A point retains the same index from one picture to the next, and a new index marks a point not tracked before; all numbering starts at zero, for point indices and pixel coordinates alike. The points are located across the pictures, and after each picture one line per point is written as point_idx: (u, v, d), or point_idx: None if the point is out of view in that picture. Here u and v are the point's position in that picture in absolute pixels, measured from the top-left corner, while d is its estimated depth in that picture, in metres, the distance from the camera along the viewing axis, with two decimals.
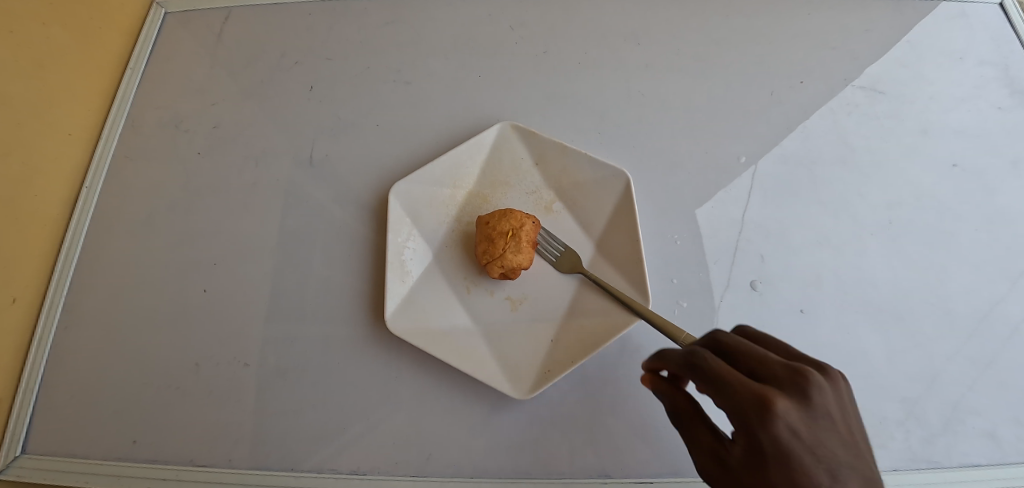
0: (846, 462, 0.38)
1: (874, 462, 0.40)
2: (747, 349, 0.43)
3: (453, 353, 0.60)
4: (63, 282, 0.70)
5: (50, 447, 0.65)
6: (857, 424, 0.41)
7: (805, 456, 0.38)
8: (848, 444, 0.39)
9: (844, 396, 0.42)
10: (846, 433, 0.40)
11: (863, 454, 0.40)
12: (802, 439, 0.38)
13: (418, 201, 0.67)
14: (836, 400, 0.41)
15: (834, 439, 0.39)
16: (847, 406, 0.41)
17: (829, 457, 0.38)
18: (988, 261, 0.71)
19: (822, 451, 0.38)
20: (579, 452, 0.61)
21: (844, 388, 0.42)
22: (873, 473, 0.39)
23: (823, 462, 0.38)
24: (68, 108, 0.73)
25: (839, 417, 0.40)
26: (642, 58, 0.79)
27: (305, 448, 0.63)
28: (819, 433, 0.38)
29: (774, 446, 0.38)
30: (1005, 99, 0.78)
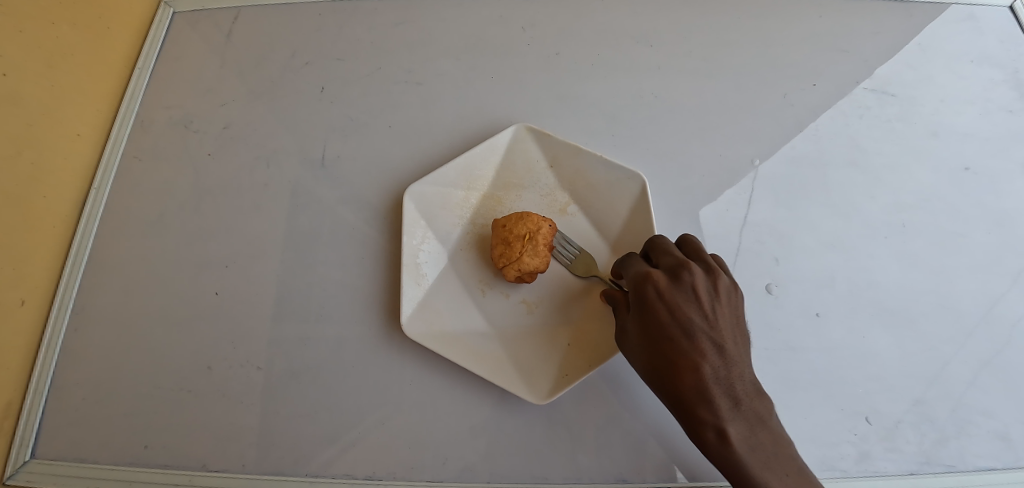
0: (696, 322, 0.53)
1: (725, 332, 0.54)
2: (659, 245, 0.60)
3: (470, 357, 0.60)
4: (72, 283, 0.70)
5: (60, 452, 0.64)
6: (723, 307, 0.55)
7: (660, 311, 0.53)
8: (706, 312, 0.54)
9: (719, 285, 0.56)
10: (705, 307, 0.54)
11: (718, 324, 0.54)
12: (663, 299, 0.54)
13: (432, 203, 0.67)
14: (707, 284, 0.55)
15: (692, 306, 0.54)
16: (719, 292, 0.55)
17: (682, 316, 0.53)
18: (1000, 263, 0.71)
19: (677, 310, 0.53)
20: (595, 457, 0.61)
21: (722, 281, 0.56)
22: (715, 336, 0.53)
23: (676, 318, 0.53)
24: (76, 106, 0.72)
25: (703, 294, 0.54)
26: (653, 59, 0.79)
27: (319, 453, 0.63)
28: (680, 301, 0.54)
29: (640, 302, 0.54)
30: (1014, 102, 0.78)
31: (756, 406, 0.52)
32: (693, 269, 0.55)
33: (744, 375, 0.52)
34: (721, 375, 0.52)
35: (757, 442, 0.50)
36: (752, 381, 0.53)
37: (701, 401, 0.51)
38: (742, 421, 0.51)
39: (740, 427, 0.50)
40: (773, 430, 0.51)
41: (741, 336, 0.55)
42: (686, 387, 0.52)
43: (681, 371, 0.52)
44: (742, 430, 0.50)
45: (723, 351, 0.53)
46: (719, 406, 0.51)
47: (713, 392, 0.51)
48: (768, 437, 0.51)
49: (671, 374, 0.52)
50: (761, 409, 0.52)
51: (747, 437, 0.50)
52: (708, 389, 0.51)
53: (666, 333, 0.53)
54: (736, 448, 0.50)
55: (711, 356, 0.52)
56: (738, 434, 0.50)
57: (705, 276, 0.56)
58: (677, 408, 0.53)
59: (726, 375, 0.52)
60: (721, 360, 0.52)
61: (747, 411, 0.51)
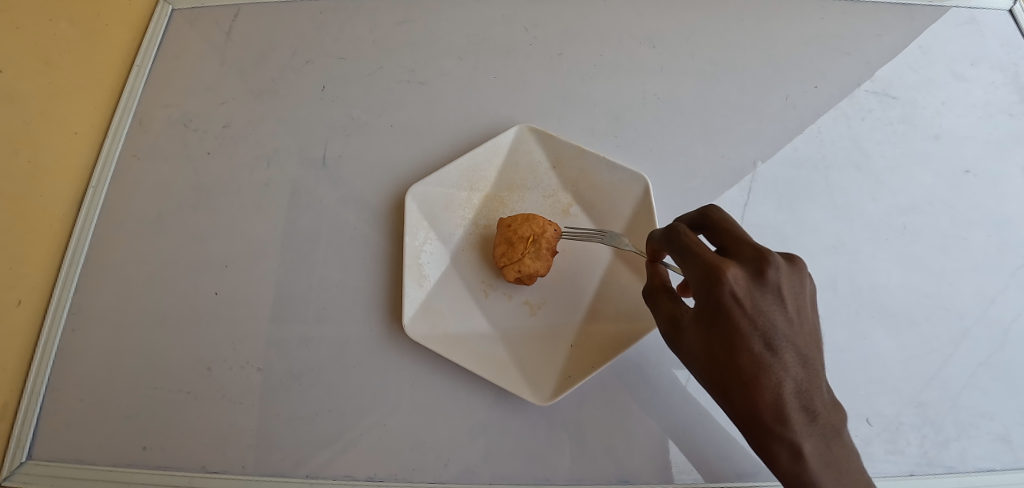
0: (776, 327, 0.48)
1: (803, 338, 0.49)
2: (728, 228, 0.51)
3: (473, 358, 0.60)
4: (69, 283, 0.69)
5: (57, 453, 0.63)
6: (802, 307, 0.49)
7: (739, 317, 0.47)
8: (787, 315, 0.48)
9: (797, 283, 0.49)
10: (785, 311, 0.48)
11: (797, 328, 0.48)
12: (743, 301, 0.47)
13: (435, 204, 0.67)
14: (786, 281, 0.49)
15: (774, 309, 0.48)
16: (797, 290, 0.49)
17: (762, 320, 0.47)
18: (1001, 266, 0.71)
19: (757, 314, 0.47)
20: (598, 458, 0.61)
21: (800, 278, 0.50)
22: (796, 343, 0.48)
23: (757, 323, 0.47)
24: (73, 104, 0.71)
25: (784, 294, 0.48)
26: (657, 60, 0.78)
27: (320, 454, 0.62)
28: (761, 302, 0.47)
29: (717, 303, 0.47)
30: (1015, 105, 0.79)
31: (834, 419, 0.48)
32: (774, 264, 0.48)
33: (821, 383, 0.48)
34: (800, 385, 0.47)
35: (831, 453, 0.47)
36: (826, 388, 0.49)
37: (778, 414, 0.47)
38: (818, 434, 0.47)
39: (816, 442, 0.47)
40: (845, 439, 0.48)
41: (819, 338, 0.50)
42: (761, 398, 0.47)
43: (758, 381, 0.47)
44: (818, 446, 0.47)
45: (802, 357, 0.48)
46: (795, 422, 0.47)
47: (791, 403, 0.47)
48: (841, 447, 0.48)
49: (745, 383, 0.48)
50: (837, 421, 0.48)
51: (822, 450, 0.47)
52: (784, 403, 0.47)
53: (744, 341, 0.47)
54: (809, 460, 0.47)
55: (791, 363, 0.47)
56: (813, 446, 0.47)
57: (785, 271, 0.49)
58: (746, 417, 0.49)
59: (804, 384, 0.47)
60: (800, 368, 0.48)
61: (823, 421, 0.47)
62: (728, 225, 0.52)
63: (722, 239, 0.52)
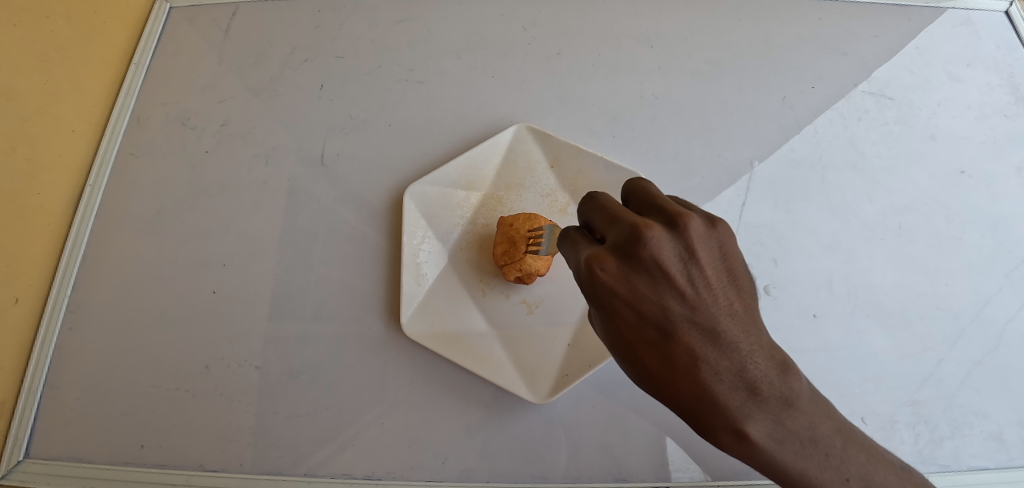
0: (671, 309, 0.34)
1: (720, 306, 0.34)
2: (602, 207, 0.40)
3: (470, 357, 0.60)
4: (66, 280, 0.69)
5: (55, 451, 0.64)
6: (707, 267, 0.35)
7: (624, 311, 0.35)
8: (684, 287, 0.34)
9: (690, 239, 0.35)
10: (681, 286, 0.34)
11: (706, 298, 0.34)
12: (620, 292, 0.35)
13: (432, 203, 0.67)
14: (672, 241, 0.35)
15: (661, 286, 0.34)
16: (692, 247, 0.35)
17: (650, 307, 0.35)
18: (996, 265, 0.72)
19: (641, 303, 0.35)
20: (595, 456, 0.62)
21: (694, 228, 0.35)
22: (708, 316, 0.34)
23: (642, 312, 0.35)
24: (72, 102, 0.71)
25: (672, 264, 0.35)
26: (655, 60, 0.79)
27: (317, 452, 0.62)
28: (642, 284, 0.35)
29: (598, 304, 0.37)
30: (1010, 106, 0.79)
31: (791, 391, 0.33)
32: (649, 230, 0.35)
33: (759, 352, 0.33)
34: (735, 371, 0.33)
35: (801, 440, 0.34)
36: (774, 357, 0.34)
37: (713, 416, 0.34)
38: (778, 426, 0.33)
39: (776, 428, 0.33)
40: (813, 405, 0.34)
41: (741, 294, 0.35)
42: (686, 405, 0.34)
43: (674, 384, 0.34)
44: (779, 432, 0.33)
45: (723, 337, 0.33)
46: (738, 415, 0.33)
47: (722, 403, 0.33)
48: (818, 424, 0.34)
49: (662, 390, 0.35)
50: (798, 395, 0.34)
51: (790, 443, 0.33)
52: (718, 402, 0.33)
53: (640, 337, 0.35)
54: (771, 455, 0.34)
55: (707, 350, 0.33)
56: (776, 443, 0.33)
57: (666, 231, 0.35)
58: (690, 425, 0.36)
59: (740, 372, 0.33)
60: (725, 352, 0.33)
61: (777, 404, 0.33)
62: (602, 204, 0.41)
63: (598, 218, 0.40)
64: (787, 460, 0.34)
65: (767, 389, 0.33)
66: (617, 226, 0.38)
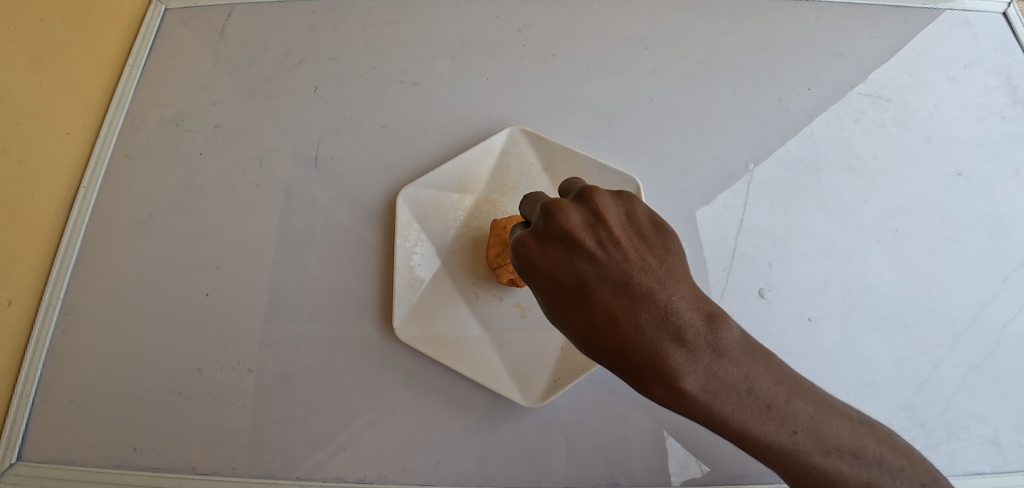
0: (585, 271, 0.30)
1: (636, 258, 0.29)
2: None
3: (463, 361, 0.60)
4: (60, 283, 0.69)
5: (47, 454, 0.63)
6: (618, 226, 0.31)
7: (545, 284, 0.32)
8: (595, 248, 0.30)
9: (599, 205, 0.32)
10: (591, 244, 0.30)
11: (619, 253, 0.29)
12: (540, 265, 0.32)
13: (425, 206, 0.67)
14: (580, 208, 0.33)
15: (572, 249, 0.30)
16: (602, 211, 0.32)
17: (566, 274, 0.30)
18: (992, 268, 0.71)
19: (557, 271, 0.31)
20: (588, 460, 0.62)
21: (603, 197, 0.33)
22: (625, 268, 0.29)
23: (561, 280, 0.31)
24: (66, 104, 0.71)
25: (581, 228, 0.31)
26: (650, 63, 0.78)
27: (309, 455, 0.62)
28: (558, 252, 0.31)
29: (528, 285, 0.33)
30: (1008, 108, 0.79)
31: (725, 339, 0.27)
32: (557, 202, 0.33)
33: (685, 301, 0.27)
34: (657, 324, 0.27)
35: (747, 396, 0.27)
36: (709, 308, 0.28)
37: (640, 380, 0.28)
38: (725, 386, 0.27)
39: (715, 384, 0.27)
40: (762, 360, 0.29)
41: (661, 246, 0.30)
42: (622, 376, 0.29)
43: (600, 352, 0.29)
44: (717, 387, 0.27)
45: (641, 290, 0.28)
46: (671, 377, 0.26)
47: (651, 365, 0.27)
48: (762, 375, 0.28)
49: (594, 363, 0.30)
50: (740, 350, 0.28)
51: (740, 403, 0.27)
52: (643, 363, 0.27)
53: (563, 306, 0.31)
54: (725, 415, 0.28)
55: (623, 306, 0.27)
56: (724, 405, 0.27)
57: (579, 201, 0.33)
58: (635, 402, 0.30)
59: (667, 326, 0.27)
60: (646, 305, 0.27)
61: (721, 360, 0.27)
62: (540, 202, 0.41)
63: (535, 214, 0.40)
64: (742, 423, 0.28)
65: (696, 340, 0.27)
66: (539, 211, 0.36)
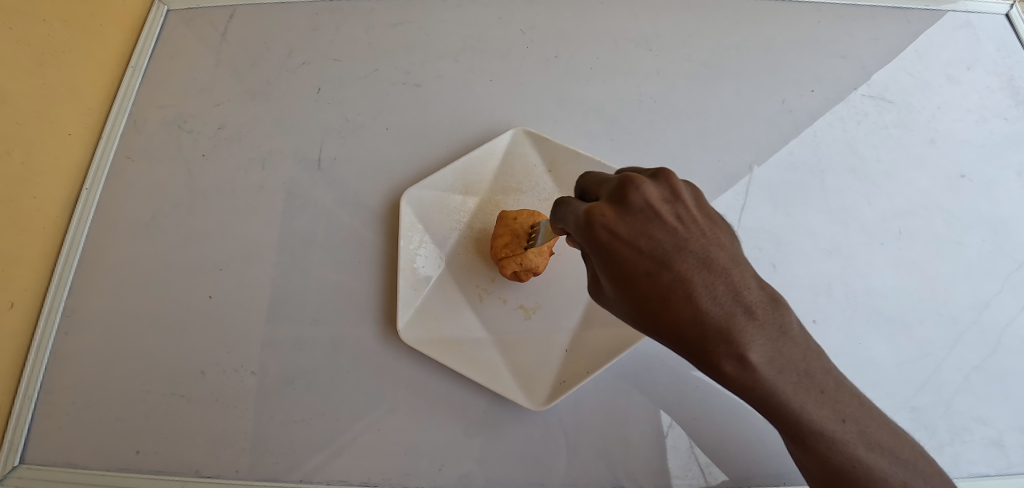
0: (665, 243, 0.39)
1: (707, 239, 0.39)
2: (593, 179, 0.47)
3: (467, 363, 0.60)
4: (62, 285, 0.69)
5: (49, 457, 0.63)
6: (690, 209, 0.40)
7: (622, 248, 0.39)
8: (674, 224, 0.39)
9: (673, 187, 0.41)
10: (669, 220, 0.39)
11: (693, 233, 0.39)
12: (620, 233, 0.39)
13: (428, 207, 0.67)
14: (657, 187, 0.41)
15: (654, 224, 0.39)
16: (676, 193, 0.41)
17: (648, 244, 0.39)
18: (996, 269, 0.71)
19: (639, 240, 0.39)
20: (592, 462, 0.61)
21: (676, 182, 0.42)
22: (699, 245, 0.38)
23: (643, 249, 0.39)
24: (68, 106, 0.70)
25: (659, 204, 0.40)
26: (653, 64, 0.78)
27: (312, 458, 0.62)
28: (643, 222, 0.39)
29: (597, 247, 0.41)
30: (1010, 109, 0.79)
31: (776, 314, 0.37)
32: (638, 179, 0.41)
33: (747, 276, 0.38)
34: (721, 292, 0.37)
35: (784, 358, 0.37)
36: (771, 291, 0.38)
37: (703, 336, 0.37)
38: (771, 345, 0.37)
39: (764, 345, 0.37)
40: (810, 348, 0.38)
41: (725, 234, 0.40)
42: (689, 332, 0.37)
43: (671, 311, 0.38)
44: (766, 349, 0.37)
45: (713, 264, 0.38)
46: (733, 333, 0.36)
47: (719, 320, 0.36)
48: (797, 344, 0.38)
49: (659, 320, 0.38)
50: (784, 320, 0.38)
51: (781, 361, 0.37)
52: (707, 319, 0.36)
53: (638, 269, 0.39)
54: (769, 382, 0.37)
55: (698, 273, 0.37)
56: (770, 362, 0.37)
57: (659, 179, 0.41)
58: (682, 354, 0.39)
59: (729, 291, 0.37)
60: (715, 275, 0.37)
61: (775, 333, 0.37)
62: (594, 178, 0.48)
63: (591, 185, 0.47)
64: (780, 380, 0.37)
65: (751, 306, 0.37)
66: (607, 185, 0.44)
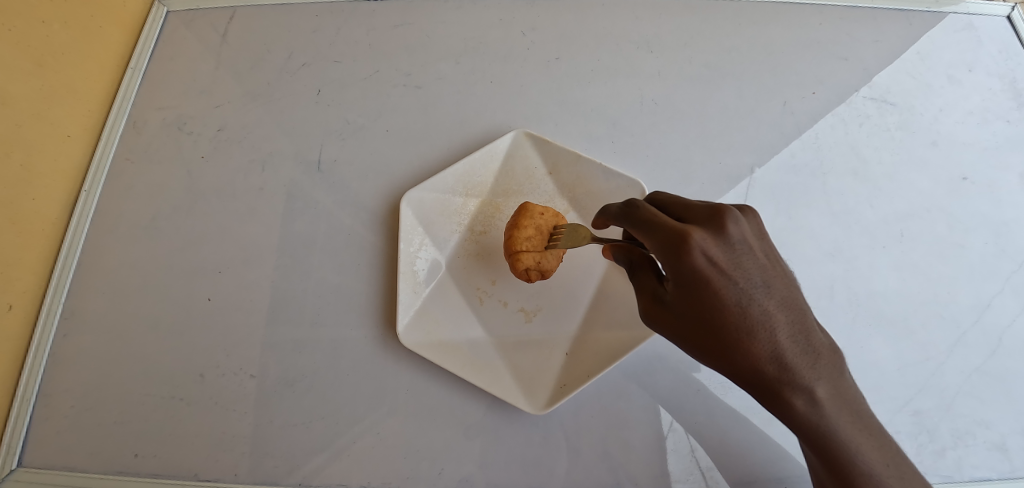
0: (754, 279, 0.46)
1: (785, 283, 0.47)
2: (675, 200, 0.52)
3: (468, 366, 0.60)
4: (61, 287, 0.68)
5: (47, 460, 0.63)
6: (770, 252, 0.48)
7: (718, 275, 0.45)
8: (761, 262, 0.47)
9: (757, 229, 0.49)
10: (757, 259, 0.47)
11: (774, 274, 0.47)
12: (717, 260, 0.45)
13: (429, 209, 0.66)
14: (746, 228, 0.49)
15: (746, 259, 0.46)
16: (759, 235, 0.49)
17: (739, 277, 0.45)
18: (998, 272, 0.71)
19: (733, 271, 0.45)
20: (593, 466, 0.61)
21: (757, 223, 0.49)
22: (779, 285, 0.46)
23: (735, 280, 0.45)
24: (67, 107, 0.70)
25: (750, 242, 0.47)
26: (654, 66, 0.78)
27: (312, 462, 0.62)
28: (738, 255, 0.46)
29: (693, 269, 0.45)
30: (1012, 112, 0.78)
31: (836, 358, 0.45)
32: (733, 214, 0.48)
33: (814, 322, 0.46)
34: (797, 331, 0.45)
35: (841, 395, 0.45)
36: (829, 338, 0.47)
37: (781, 366, 0.44)
38: (832, 382, 0.45)
39: (826, 383, 0.45)
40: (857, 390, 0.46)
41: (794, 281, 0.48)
42: (767, 359, 0.44)
43: (754, 339, 0.44)
44: (829, 387, 0.45)
45: (791, 304, 0.46)
46: (804, 368, 0.44)
47: (795, 354, 0.44)
48: (851, 386, 0.46)
49: (741, 347, 0.45)
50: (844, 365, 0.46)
51: (839, 398, 0.45)
52: (786, 353, 0.44)
53: (729, 299, 0.45)
54: (825, 409, 0.44)
55: (780, 311, 0.45)
56: (829, 396, 0.44)
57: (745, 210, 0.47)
58: (751, 379, 0.45)
59: (803, 332, 0.45)
60: (793, 315, 0.45)
61: (836, 372, 0.45)
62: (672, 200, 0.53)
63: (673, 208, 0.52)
64: (836, 413, 0.45)
65: (820, 348, 0.45)
66: (696, 212, 0.49)
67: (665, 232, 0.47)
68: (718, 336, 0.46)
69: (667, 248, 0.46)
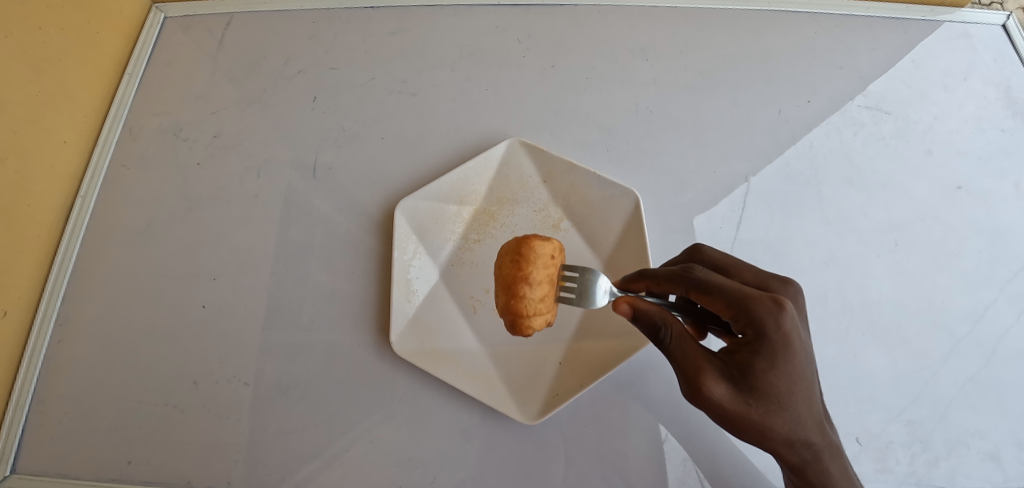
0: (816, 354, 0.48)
1: None
2: None
3: (460, 375, 0.60)
4: (56, 292, 0.69)
5: (40, 467, 0.63)
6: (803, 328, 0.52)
7: (801, 349, 0.45)
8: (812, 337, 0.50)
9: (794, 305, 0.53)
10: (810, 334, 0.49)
11: None
12: (799, 333, 0.46)
13: (423, 217, 0.67)
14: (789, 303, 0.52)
15: (808, 334, 0.48)
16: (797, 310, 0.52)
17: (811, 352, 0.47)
18: (993, 282, 0.71)
19: (806, 344, 0.46)
20: (586, 476, 0.61)
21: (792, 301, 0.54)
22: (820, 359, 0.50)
23: (808, 355, 0.46)
24: (63, 113, 0.70)
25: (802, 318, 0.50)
26: (650, 74, 0.78)
27: (305, 470, 0.62)
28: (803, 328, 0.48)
29: (785, 342, 0.44)
30: (1008, 121, 0.78)
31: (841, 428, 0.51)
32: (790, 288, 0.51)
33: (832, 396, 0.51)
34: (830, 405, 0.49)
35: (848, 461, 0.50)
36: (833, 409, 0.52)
37: (825, 438, 0.46)
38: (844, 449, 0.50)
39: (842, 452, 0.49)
40: None
41: None
42: (817, 433, 0.46)
43: (814, 415, 0.46)
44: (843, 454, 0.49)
45: None
46: (835, 438, 0.48)
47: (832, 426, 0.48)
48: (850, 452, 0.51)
49: (802, 423, 0.45)
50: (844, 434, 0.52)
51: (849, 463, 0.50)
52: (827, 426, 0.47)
53: (805, 375, 0.45)
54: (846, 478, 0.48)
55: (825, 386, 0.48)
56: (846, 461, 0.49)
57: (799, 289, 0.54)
58: (799, 451, 0.46)
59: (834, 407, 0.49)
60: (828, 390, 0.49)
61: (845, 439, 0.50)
62: None
63: None
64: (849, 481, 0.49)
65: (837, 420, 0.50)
66: None
67: (768, 301, 0.45)
68: (791, 412, 0.45)
69: (770, 318, 0.44)
